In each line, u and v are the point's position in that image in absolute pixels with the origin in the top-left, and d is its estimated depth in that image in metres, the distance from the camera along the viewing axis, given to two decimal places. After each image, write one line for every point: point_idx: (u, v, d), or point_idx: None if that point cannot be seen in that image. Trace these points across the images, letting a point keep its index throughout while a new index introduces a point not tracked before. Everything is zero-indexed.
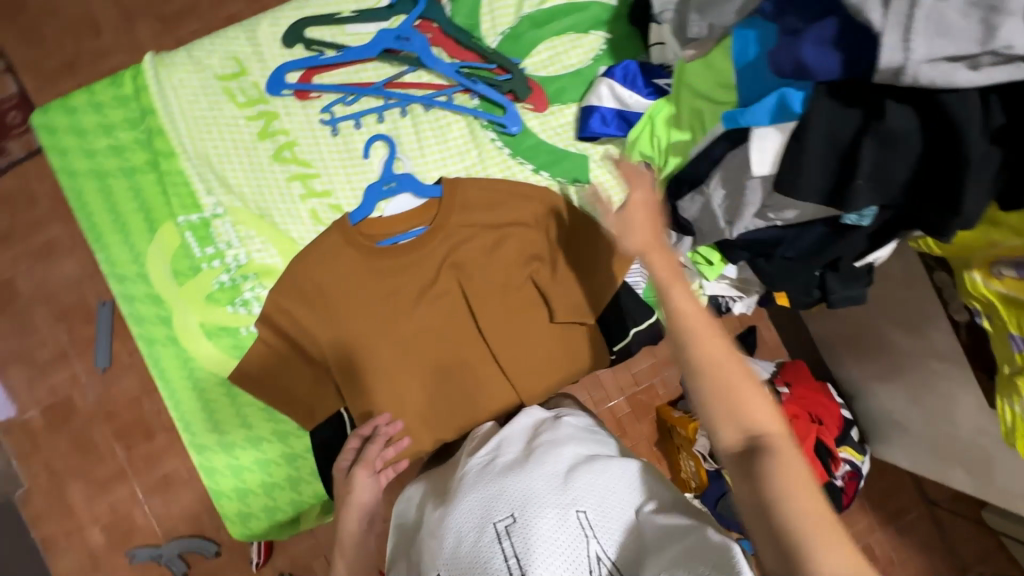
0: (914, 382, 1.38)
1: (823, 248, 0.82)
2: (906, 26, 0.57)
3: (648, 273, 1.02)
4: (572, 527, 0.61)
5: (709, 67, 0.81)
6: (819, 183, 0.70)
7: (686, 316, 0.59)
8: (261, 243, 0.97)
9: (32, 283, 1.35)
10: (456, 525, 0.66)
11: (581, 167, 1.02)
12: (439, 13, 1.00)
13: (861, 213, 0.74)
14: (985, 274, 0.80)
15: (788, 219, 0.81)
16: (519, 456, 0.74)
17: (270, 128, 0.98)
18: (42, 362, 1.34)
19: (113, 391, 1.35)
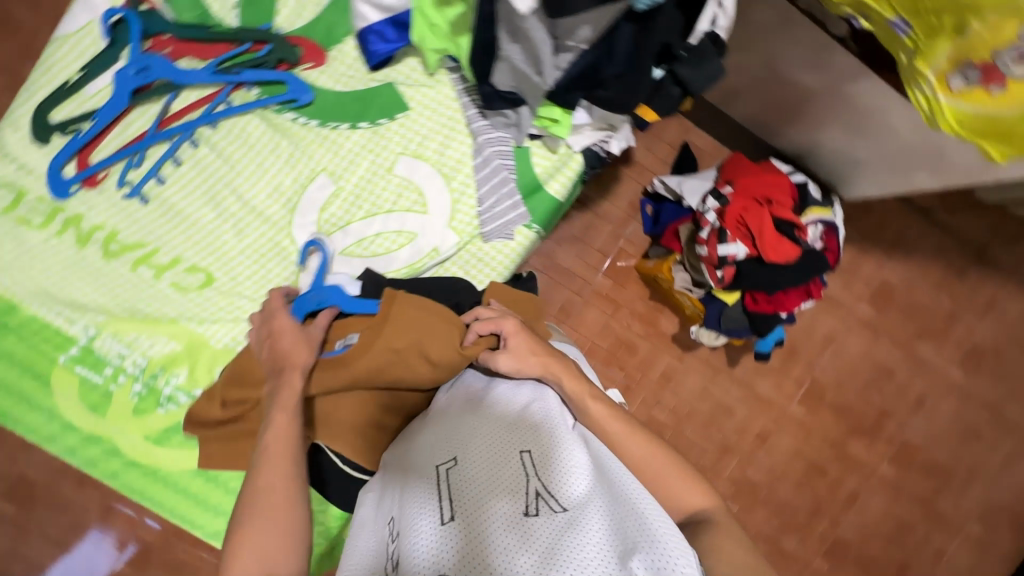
0: (842, 115, 1.32)
1: (641, 45, 0.74)
2: None
3: (514, 162, 0.94)
4: (515, 466, 0.63)
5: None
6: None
7: (604, 423, 0.73)
8: (149, 339, 0.95)
9: (27, 469, 1.38)
10: (407, 477, 0.69)
11: (393, 96, 0.93)
12: (162, 22, 0.89)
13: None
14: None
15: (588, 37, 0.75)
16: (473, 399, 0.75)
17: (84, 231, 0.92)
18: (87, 525, 1.40)
19: (161, 514, 1.41)
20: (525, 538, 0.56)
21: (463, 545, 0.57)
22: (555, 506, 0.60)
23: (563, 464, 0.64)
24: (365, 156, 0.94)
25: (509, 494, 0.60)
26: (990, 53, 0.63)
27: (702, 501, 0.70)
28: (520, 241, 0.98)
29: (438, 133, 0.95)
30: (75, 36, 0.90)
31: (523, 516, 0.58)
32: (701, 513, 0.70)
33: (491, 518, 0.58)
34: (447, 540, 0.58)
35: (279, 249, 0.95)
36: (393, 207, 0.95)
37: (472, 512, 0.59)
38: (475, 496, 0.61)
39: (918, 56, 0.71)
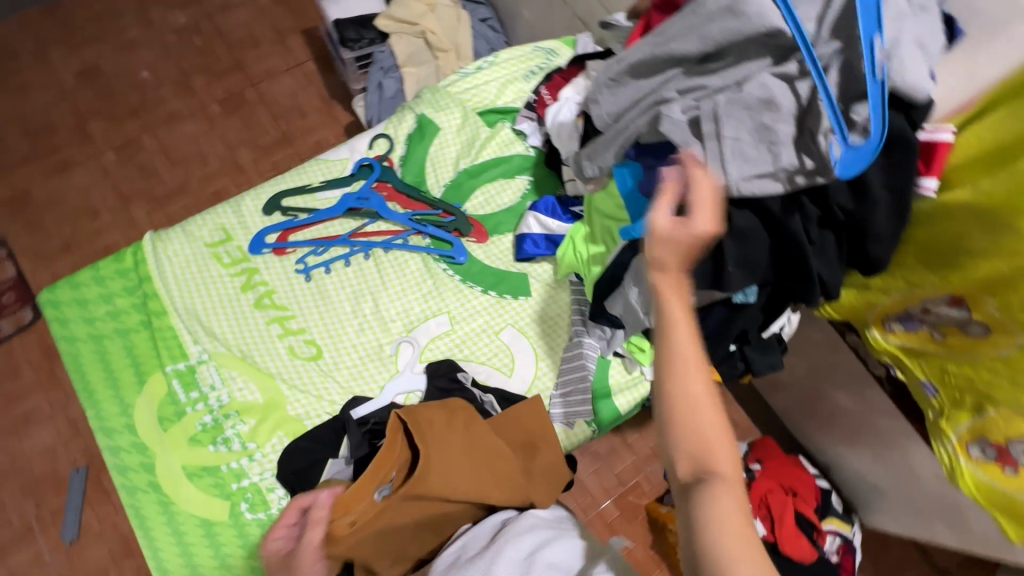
0: (869, 441, 1.46)
1: (727, 324, 0.97)
2: (722, 158, 0.76)
3: (594, 367, 1.12)
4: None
5: (607, 194, 1.02)
6: (704, 272, 0.87)
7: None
8: (242, 382, 1.07)
9: (7, 451, 1.39)
10: None
11: (522, 283, 1.18)
12: (392, 175, 1.22)
13: (746, 291, 0.91)
14: (881, 330, 0.91)
15: (691, 305, 0.96)
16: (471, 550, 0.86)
17: (252, 281, 1.14)
18: (7, 538, 1.32)
19: (82, 561, 1.31)
20: None
21: None
22: None
23: None
24: (483, 316, 1.16)
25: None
26: (1005, 439, 0.78)
27: (742, 572, 0.50)
28: (576, 432, 1.11)
29: (545, 321, 1.17)
30: (331, 162, 1.25)
31: None
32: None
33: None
34: None
35: (381, 358, 1.11)
36: (487, 362, 1.13)
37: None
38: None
39: (941, 419, 0.85)
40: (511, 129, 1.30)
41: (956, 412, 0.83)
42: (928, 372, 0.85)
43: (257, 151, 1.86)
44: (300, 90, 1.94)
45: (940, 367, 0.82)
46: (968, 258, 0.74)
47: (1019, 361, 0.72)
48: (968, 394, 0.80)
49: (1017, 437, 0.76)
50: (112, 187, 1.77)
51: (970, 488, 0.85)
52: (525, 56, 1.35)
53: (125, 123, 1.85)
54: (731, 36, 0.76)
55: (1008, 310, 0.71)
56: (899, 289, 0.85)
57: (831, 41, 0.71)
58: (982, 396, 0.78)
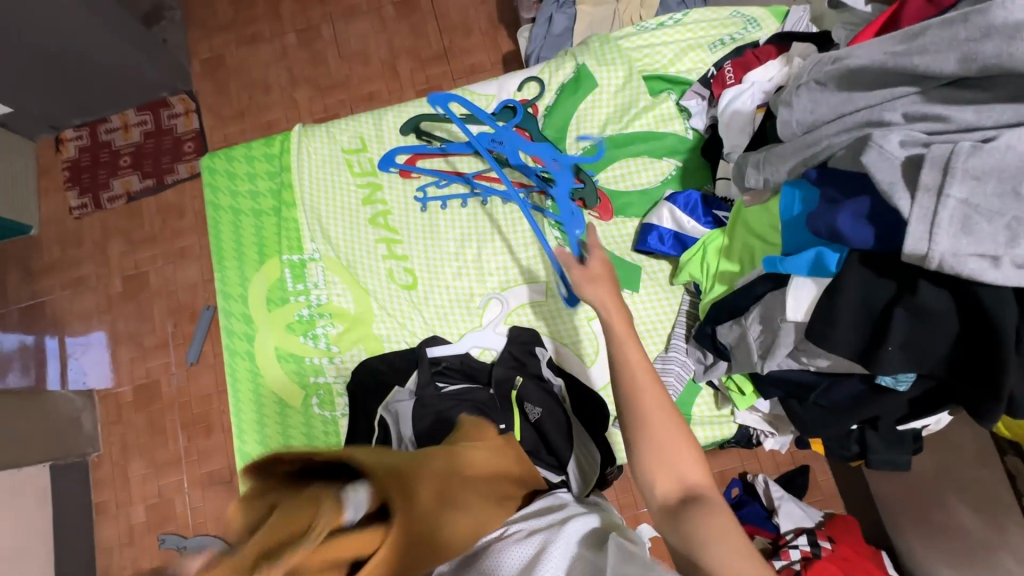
0: (980, 574, 1.22)
1: (858, 403, 0.82)
2: (934, 217, 0.58)
3: (682, 389, 1.02)
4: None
5: (766, 211, 0.86)
6: (857, 340, 0.71)
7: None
8: (342, 289, 1.12)
9: (161, 277, 1.64)
10: None
11: (633, 276, 1.08)
12: (532, 124, 1.15)
13: (898, 377, 0.75)
14: None
15: (822, 367, 0.82)
16: None
17: (373, 197, 1.16)
18: (147, 347, 1.59)
19: (193, 386, 1.54)
20: None
21: None
22: None
23: None
24: (581, 298, 1.09)
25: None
26: None
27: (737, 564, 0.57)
28: None
29: (644, 323, 1.07)
30: (477, 95, 1.20)
31: None
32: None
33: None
34: None
35: (469, 307, 1.10)
36: (569, 346, 1.07)
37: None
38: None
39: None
40: (676, 103, 1.15)
41: None
42: None
43: (416, 62, 1.87)
44: (472, 7, 1.89)
45: None
46: None
47: None
48: None
49: None
50: (286, 67, 1.89)
51: None
52: (718, 22, 1.17)
53: (310, 9, 1.93)
54: (1006, 62, 0.55)
55: None
56: None
57: None
58: None
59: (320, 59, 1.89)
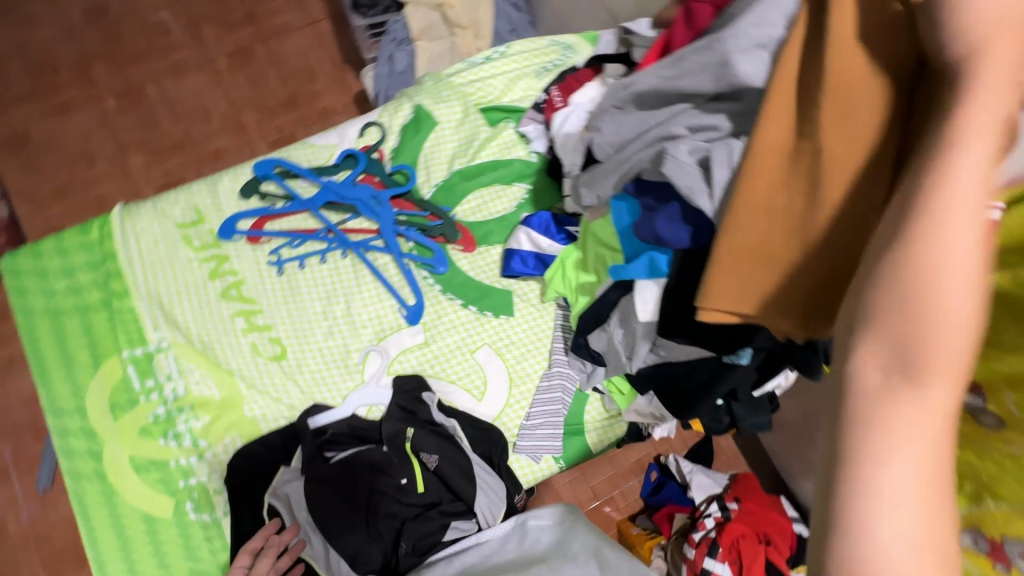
0: None
1: (715, 382, 0.88)
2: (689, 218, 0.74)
3: (571, 401, 1.07)
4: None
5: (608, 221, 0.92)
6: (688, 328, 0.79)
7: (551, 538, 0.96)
8: (199, 376, 1.02)
9: None
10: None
11: (506, 301, 1.11)
12: (380, 169, 1.14)
13: (740, 351, 0.83)
14: None
15: (679, 357, 0.89)
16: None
17: (220, 269, 1.08)
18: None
19: (50, 516, 1.31)
20: None
21: None
22: None
23: None
24: (460, 333, 1.09)
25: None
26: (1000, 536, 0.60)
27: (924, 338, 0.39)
28: (542, 468, 1.04)
29: (525, 344, 1.09)
30: (318, 147, 1.17)
31: None
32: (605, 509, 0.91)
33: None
34: None
35: (347, 366, 1.06)
36: (458, 383, 1.06)
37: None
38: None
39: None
40: (515, 130, 1.20)
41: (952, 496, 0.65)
42: None
43: (261, 112, 1.77)
44: (312, 51, 1.84)
45: None
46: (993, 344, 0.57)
47: None
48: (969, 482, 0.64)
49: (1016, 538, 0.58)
50: (111, 135, 1.69)
51: None
52: (539, 51, 1.24)
53: (128, 69, 1.76)
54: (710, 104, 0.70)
55: None
56: None
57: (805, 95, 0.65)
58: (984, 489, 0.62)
59: (149, 121, 1.72)
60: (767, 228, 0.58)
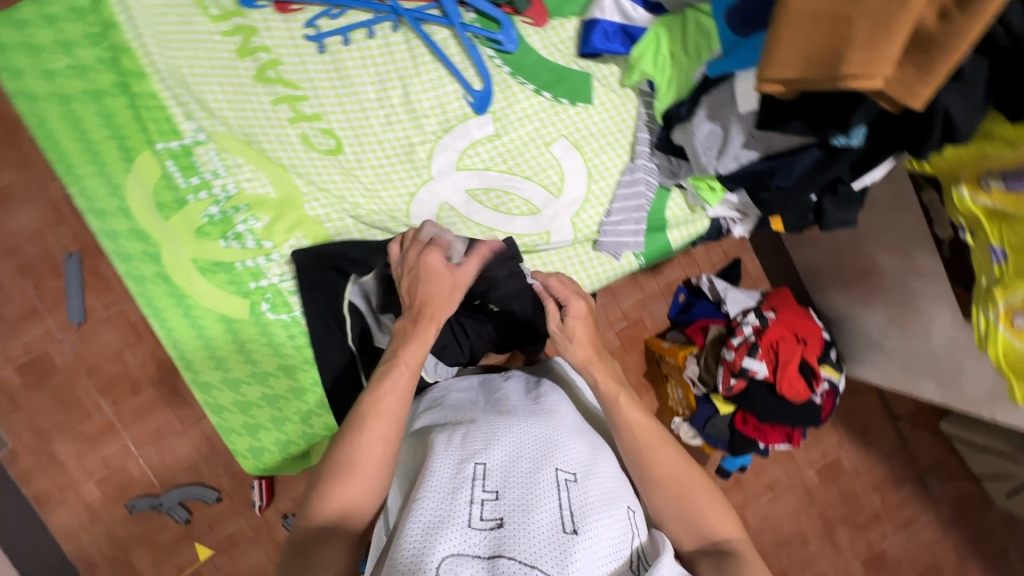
0: (890, 303, 1.46)
1: (818, 171, 0.84)
2: None
3: (653, 196, 1.00)
4: (557, 466, 0.59)
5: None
6: (795, 111, 0.74)
7: (637, 429, 0.69)
8: (250, 171, 0.91)
9: None
10: (557, 444, 0.62)
11: (585, 85, 0.97)
12: None
13: (850, 134, 0.77)
14: (973, 189, 0.88)
15: (778, 145, 0.83)
16: (546, 416, 0.68)
17: (249, 44, 0.90)
18: (8, 321, 1.13)
19: (95, 346, 1.15)
20: (532, 518, 0.53)
21: (530, 529, 0.51)
22: (483, 489, 0.56)
23: (493, 448, 0.61)
24: (533, 123, 0.97)
25: (543, 514, 0.53)
26: None
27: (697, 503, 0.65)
28: (621, 265, 1.02)
29: (604, 136, 0.99)
30: None
31: (493, 497, 0.55)
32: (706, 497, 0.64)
33: (525, 543, 0.50)
34: (567, 548, 0.50)
35: (412, 160, 0.95)
36: (533, 178, 0.98)
37: (510, 539, 0.50)
38: (520, 506, 0.54)
39: (997, 287, 0.89)
40: None
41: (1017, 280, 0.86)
42: (1007, 239, 0.86)
43: None
44: None
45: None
46: None
47: None
48: None
49: None
50: None
51: (996, 354, 0.92)
52: None
53: None
54: None
55: None
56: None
57: None
58: None
59: None
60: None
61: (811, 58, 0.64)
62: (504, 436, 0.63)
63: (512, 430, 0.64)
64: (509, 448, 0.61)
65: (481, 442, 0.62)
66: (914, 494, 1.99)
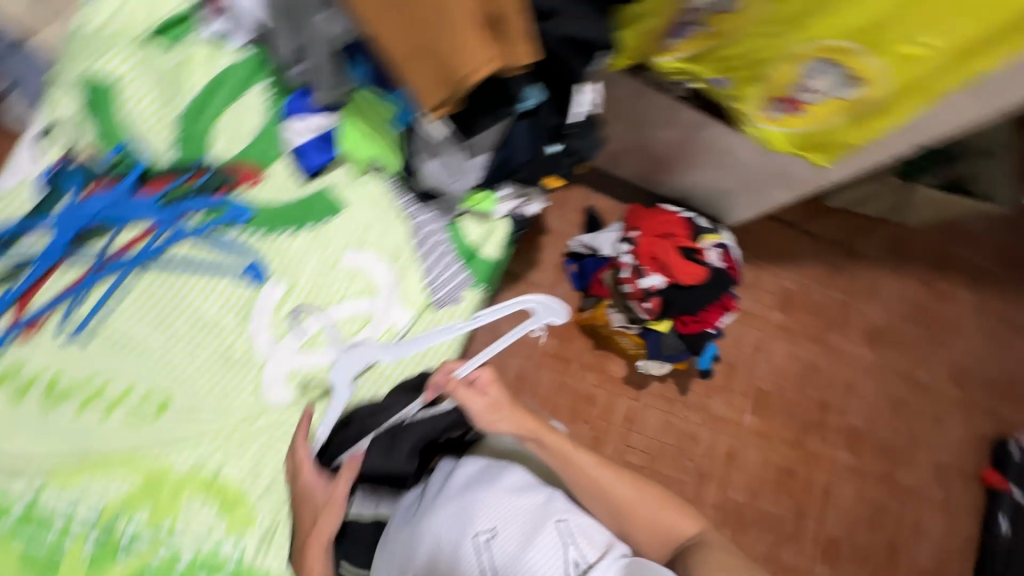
0: (704, 158, 1.60)
1: (535, 135, 0.93)
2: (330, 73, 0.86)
3: (449, 236, 1.06)
4: (475, 532, 0.73)
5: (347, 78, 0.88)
6: (474, 112, 0.84)
7: (592, 471, 0.79)
8: (102, 483, 0.88)
9: None
10: (467, 512, 0.75)
11: (329, 199, 1.03)
12: (99, 169, 0.94)
13: (528, 95, 0.88)
14: (669, 53, 1.16)
15: (492, 141, 0.92)
16: (462, 491, 0.79)
17: (20, 381, 0.88)
18: None
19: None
20: None
21: None
22: None
23: (423, 541, 0.76)
24: (312, 257, 1.02)
25: None
26: (785, 92, 1.10)
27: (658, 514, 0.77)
28: (468, 304, 1.08)
29: (378, 222, 1.05)
30: (4, 196, 0.92)
31: None
32: (676, 527, 0.76)
33: None
34: None
35: (238, 360, 0.98)
36: (348, 295, 1.03)
37: None
38: None
39: (737, 103, 1.19)
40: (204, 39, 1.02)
41: (747, 90, 1.15)
42: (717, 70, 1.16)
43: None
44: None
45: (722, 58, 1.12)
46: None
47: (781, 11, 0.98)
48: (744, 71, 1.12)
49: (796, 82, 1.07)
50: None
51: (777, 143, 1.21)
52: None
53: None
54: None
55: None
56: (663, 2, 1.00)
57: None
58: (752, 68, 1.10)
59: None
60: (404, 29, 0.71)
61: (440, 81, 0.74)
62: (426, 529, 0.77)
63: (432, 517, 0.77)
64: (432, 539, 0.76)
65: (414, 536, 0.78)
66: (863, 263, 2.12)
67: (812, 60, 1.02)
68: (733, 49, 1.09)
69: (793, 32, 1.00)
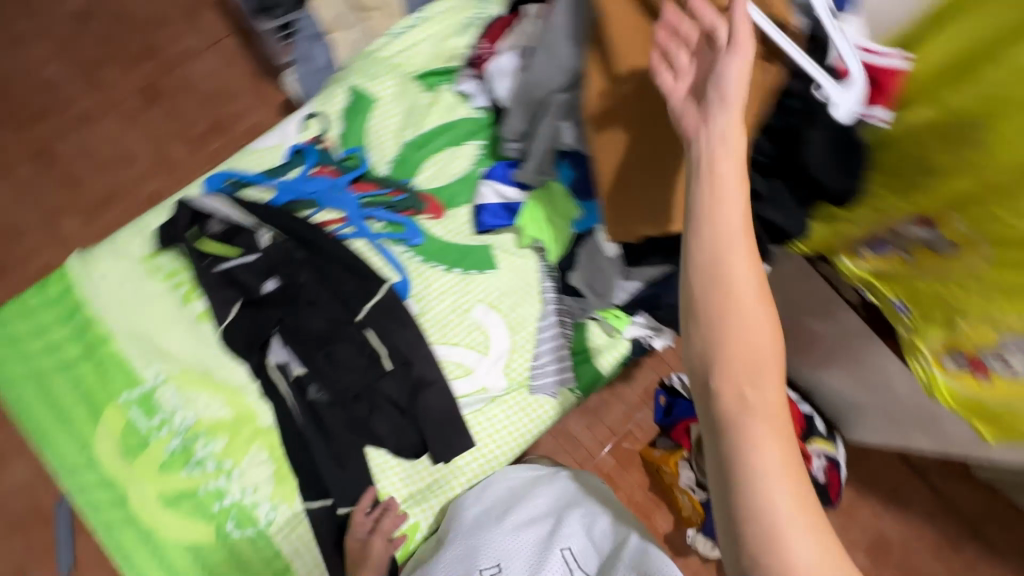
0: (847, 362, 1.46)
1: None
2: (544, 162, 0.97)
3: (572, 331, 1.11)
4: (485, 569, 0.90)
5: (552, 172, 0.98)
6: (646, 250, 0.89)
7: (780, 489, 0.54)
8: (208, 401, 1.01)
9: None
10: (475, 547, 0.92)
11: (486, 257, 1.12)
12: (331, 158, 1.14)
13: None
14: (851, 257, 0.76)
15: (651, 274, 0.96)
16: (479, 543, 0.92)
17: (195, 292, 1.05)
18: None
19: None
20: None
21: None
22: None
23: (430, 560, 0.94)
24: (449, 295, 1.11)
25: None
26: (975, 351, 0.64)
27: (805, 545, 0.53)
28: (561, 401, 1.09)
29: (518, 292, 1.12)
30: (262, 151, 1.15)
31: None
32: None
33: None
34: None
35: None
36: (462, 342, 1.09)
37: None
38: None
39: (913, 332, 0.72)
40: (453, 90, 1.20)
41: (929, 327, 0.69)
42: (902, 291, 0.71)
43: (189, 144, 1.67)
44: (223, 67, 1.71)
45: (913, 285, 0.68)
46: (949, 168, 0.57)
47: (999, 274, 0.57)
48: (954, 313, 0.64)
49: (987, 345, 0.63)
50: (32, 203, 1.63)
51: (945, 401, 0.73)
52: (456, 6, 1.23)
53: (31, 129, 1.66)
54: (546, 78, 0.87)
55: (980, 227, 0.56)
56: (867, 212, 0.69)
57: (563, 87, 0.85)
58: (949, 309, 0.65)
59: (64, 174, 1.64)
60: (625, 166, 0.79)
61: (634, 216, 0.81)
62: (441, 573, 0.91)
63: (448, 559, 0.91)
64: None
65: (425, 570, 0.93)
66: (1016, 561, 1.67)
67: (1008, 331, 0.59)
68: (924, 284, 0.66)
69: (1000, 301, 0.58)
